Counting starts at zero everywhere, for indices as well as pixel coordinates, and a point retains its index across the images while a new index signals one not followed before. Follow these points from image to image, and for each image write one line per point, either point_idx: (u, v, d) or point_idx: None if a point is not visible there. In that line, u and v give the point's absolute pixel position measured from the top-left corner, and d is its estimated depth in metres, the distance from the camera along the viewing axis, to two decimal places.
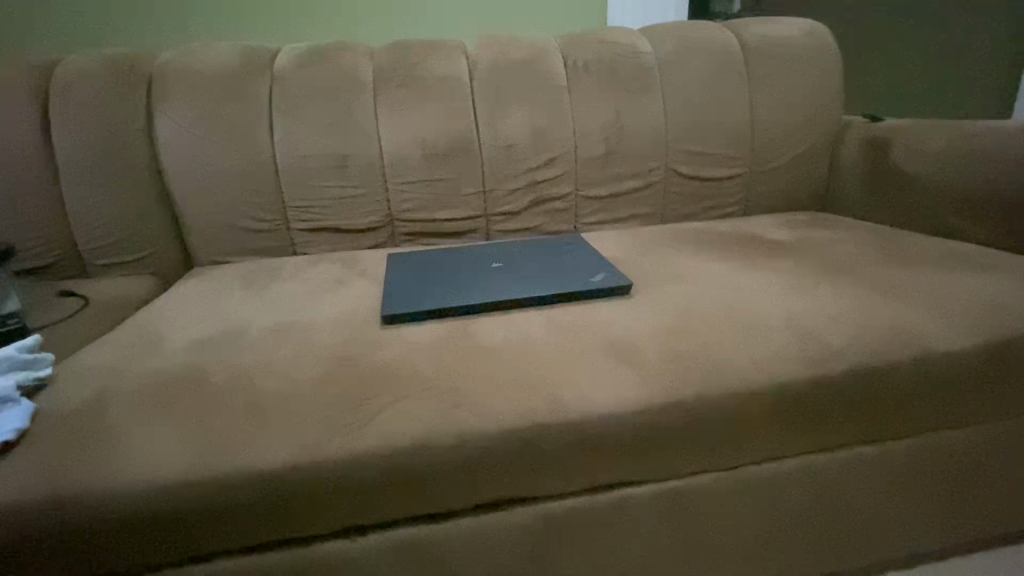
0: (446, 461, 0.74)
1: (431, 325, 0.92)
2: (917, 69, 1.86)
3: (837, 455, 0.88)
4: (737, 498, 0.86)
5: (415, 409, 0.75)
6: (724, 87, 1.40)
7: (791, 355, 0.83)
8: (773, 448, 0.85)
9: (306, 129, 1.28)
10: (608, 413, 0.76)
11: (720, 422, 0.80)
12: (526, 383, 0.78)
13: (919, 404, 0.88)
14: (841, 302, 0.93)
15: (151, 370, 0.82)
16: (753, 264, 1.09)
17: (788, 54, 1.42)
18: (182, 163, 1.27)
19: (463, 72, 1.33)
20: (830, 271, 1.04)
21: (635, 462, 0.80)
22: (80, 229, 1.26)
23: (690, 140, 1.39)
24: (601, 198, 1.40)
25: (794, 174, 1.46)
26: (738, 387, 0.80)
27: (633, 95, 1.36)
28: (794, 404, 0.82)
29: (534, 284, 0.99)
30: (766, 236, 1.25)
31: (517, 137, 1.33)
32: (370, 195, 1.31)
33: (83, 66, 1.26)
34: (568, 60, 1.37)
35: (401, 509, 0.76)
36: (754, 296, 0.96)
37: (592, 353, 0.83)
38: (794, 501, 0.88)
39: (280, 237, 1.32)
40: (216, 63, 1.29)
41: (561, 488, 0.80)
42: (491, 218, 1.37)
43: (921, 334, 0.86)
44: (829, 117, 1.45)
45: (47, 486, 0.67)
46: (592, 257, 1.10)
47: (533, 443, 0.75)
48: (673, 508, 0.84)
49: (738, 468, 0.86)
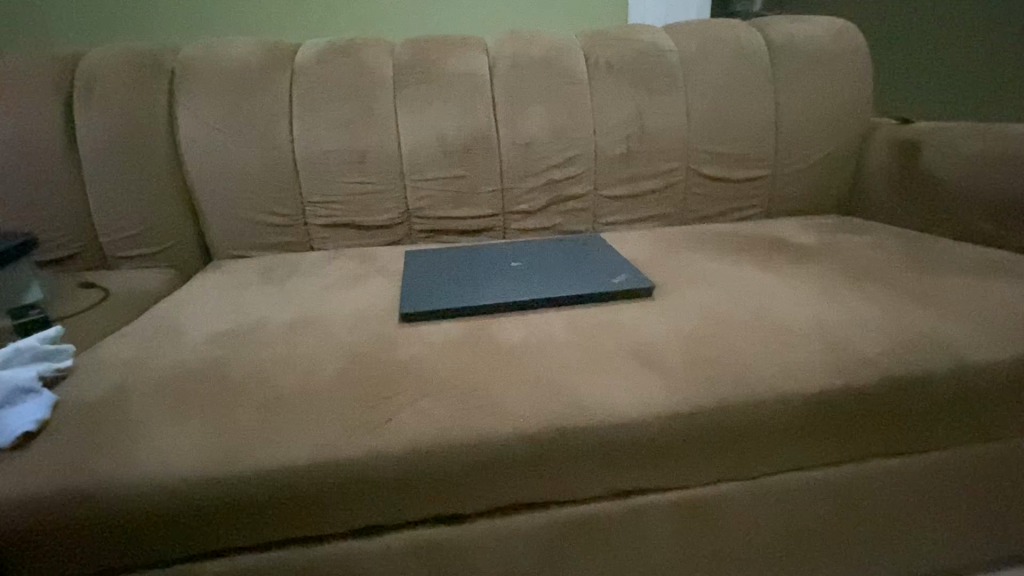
0: (464, 463, 0.72)
1: (450, 323, 0.91)
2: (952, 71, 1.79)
3: (865, 467, 0.85)
4: (759, 507, 0.83)
5: (433, 410, 0.74)
6: (748, 86, 1.37)
7: (819, 364, 0.81)
8: (798, 457, 0.82)
9: (326, 124, 1.27)
10: (630, 418, 0.74)
11: (745, 429, 0.78)
12: (546, 385, 0.77)
13: (950, 416, 0.85)
14: (870, 309, 0.90)
15: (170, 364, 0.82)
16: (779, 268, 1.06)
17: (815, 54, 1.39)
18: (202, 157, 1.27)
19: (483, 69, 1.32)
20: (858, 276, 1.01)
21: (655, 469, 0.79)
22: (103, 221, 1.27)
23: (712, 141, 1.37)
24: (622, 198, 1.37)
25: (820, 176, 1.42)
26: (764, 394, 0.77)
27: (656, 93, 1.34)
28: (823, 413, 0.80)
29: (554, 285, 0.98)
30: (789, 239, 1.22)
31: (537, 134, 1.31)
32: (388, 191, 1.30)
33: (108, 60, 1.27)
34: (589, 57, 1.35)
35: (416, 510, 0.75)
36: (781, 302, 0.93)
37: (612, 356, 0.81)
38: (817, 512, 0.85)
39: (298, 233, 1.32)
40: (237, 57, 1.30)
41: (580, 493, 0.78)
42: (508, 217, 1.36)
43: (955, 345, 0.83)
44: (856, 119, 1.41)
45: (68, 477, 0.67)
46: (612, 258, 1.08)
47: (552, 448, 0.74)
48: (693, 517, 0.82)
49: (761, 478, 0.83)
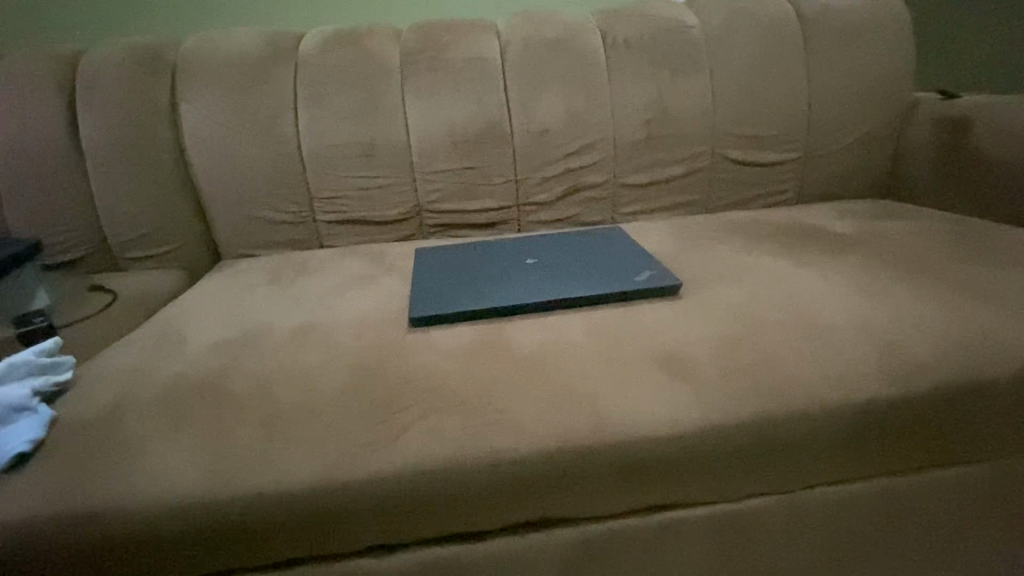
0: (481, 480, 0.68)
1: (463, 327, 0.86)
2: (1009, 38, 1.63)
3: (913, 478, 0.78)
4: (798, 521, 0.77)
5: (445, 425, 0.69)
6: (778, 62, 1.27)
7: (863, 369, 0.74)
8: (841, 469, 0.76)
9: (331, 117, 1.22)
10: (654, 432, 0.69)
11: (784, 441, 0.72)
12: (565, 395, 0.72)
13: (1011, 424, 0.77)
14: (921, 306, 0.82)
15: (173, 375, 0.79)
16: (817, 261, 0.98)
17: (851, 25, 1.29)
18: (207, 155, 1.23)
19: (495, 53, 1.25)
20: (905, 270, 0.93)
21: (684, 484, 0.73)
22: (109, 223, 1.24)
23: (739, 123, 1.28)
24: (642, 186, 1.30)
25: (856, 158, 1.33)
26: (804, 404, 0.71)
27: (678, 73, 1.26)
28: (869, 423, 0.73)
29: (572, 284, 0.92)
30: (825, 227, 1.13)
31: (552, 122, 1.24)
32: (397, 185, 1.25)
33: (109, 56, 1.23)
34: (607, 37, 1.27)
35: (430, 529, 0.70)
36: (820, 299, 0.86)
37: (634, 362, 0.75)
38: (862, 526, 0.79)
39: (306, 230, 1.28)
40: (239, 49, 1.25)
41: (603, 509, 0.73)
42: (523, 208, 1.30)
43: (1017, 347, 0.75)
44: (896, 95, 1.31)
45: (67, 500, 0.64)
46: (633, 253, 1.01)
47: (573, 464, 0.69)
48: (725, 533, 0.76)
49: (801, 491, 0.77)
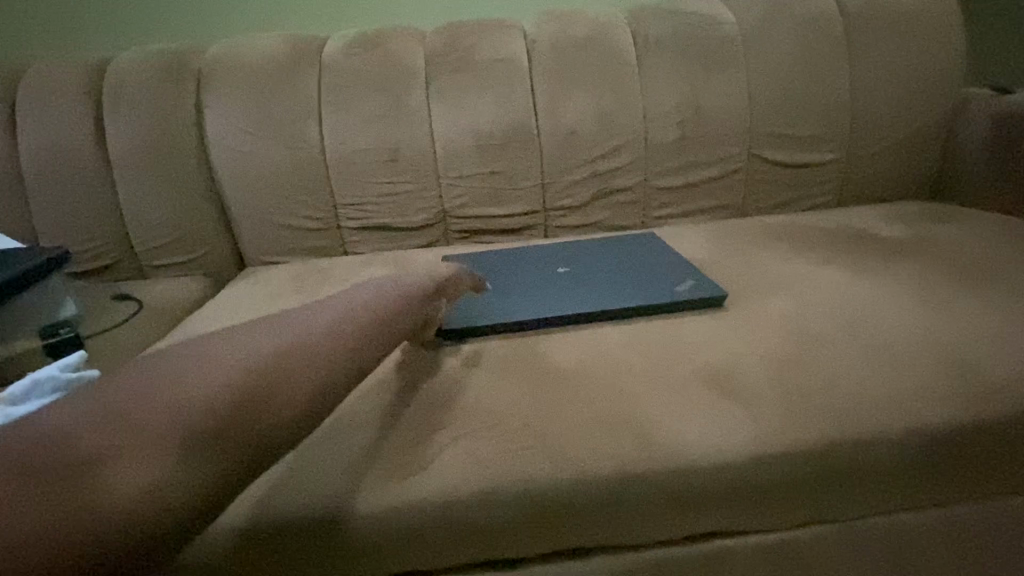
0: (521, 509, 0.64)
1: (493, 342, 0.82)
2: None
3: (985, 506, 0.72)
4: (856, 552, 0.72)
5: (479, 450, 0.66)
6: (820, 58, 1.21)
7: (928, 391, 0.68)
8: (905, 497, 0.70)
9: (356, 122, 1.20)
10: (701, 457, 0.65)
11: (842, 467, 0.67)
12: (605, 418, 0.68)
13: None
14: (988, 320, 0.76)
15: None
16: (866, 270, 0.92)
17: (898, 18, 1.22)
18: (231, 161, 1.21)
19: (521, 53, 1.21)
20: (966, 280, 0.86)
21: (735, 512, 0.68)
22: (137, 230, 1.24)
23: (779, 122, 1.22)
24: (674, 189, 1.24)
25: (903, 157, 1.26)
26: (862, 427, 0.66)
27: (713, 71, 1.21)
28: (935, 451, 0.68)
29: (609, 295, 0.87)
30: (873, 232, 1.07)
31: (581, 123, 1.20)
32: (421, 191, 1.22)
33: (136, 63, 1.23)
34: (638, 35, 1.22)
35: (463, 557, 0.67)
36: (874, 313, 0.80)
37: (677, 382, 0.71)
38: (926, 557, 0.73)
39: (331, 237, 1.26)
40: (263, 55, 1.23)
41: (648, 537, 0.68)
42: (550, 213, 1.25)
43: None
44: (946, 92, 1.24)
45: None
46: (671, 261, 0.96)
47: (617, 492, 0.64)
48: (777, 562, 0.71)
49: (861, 521, 0.71)
